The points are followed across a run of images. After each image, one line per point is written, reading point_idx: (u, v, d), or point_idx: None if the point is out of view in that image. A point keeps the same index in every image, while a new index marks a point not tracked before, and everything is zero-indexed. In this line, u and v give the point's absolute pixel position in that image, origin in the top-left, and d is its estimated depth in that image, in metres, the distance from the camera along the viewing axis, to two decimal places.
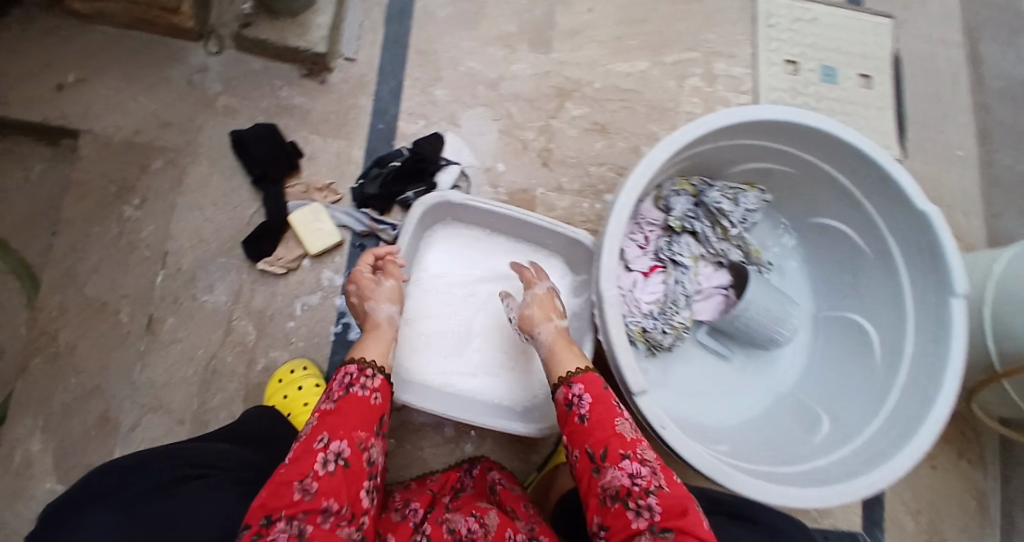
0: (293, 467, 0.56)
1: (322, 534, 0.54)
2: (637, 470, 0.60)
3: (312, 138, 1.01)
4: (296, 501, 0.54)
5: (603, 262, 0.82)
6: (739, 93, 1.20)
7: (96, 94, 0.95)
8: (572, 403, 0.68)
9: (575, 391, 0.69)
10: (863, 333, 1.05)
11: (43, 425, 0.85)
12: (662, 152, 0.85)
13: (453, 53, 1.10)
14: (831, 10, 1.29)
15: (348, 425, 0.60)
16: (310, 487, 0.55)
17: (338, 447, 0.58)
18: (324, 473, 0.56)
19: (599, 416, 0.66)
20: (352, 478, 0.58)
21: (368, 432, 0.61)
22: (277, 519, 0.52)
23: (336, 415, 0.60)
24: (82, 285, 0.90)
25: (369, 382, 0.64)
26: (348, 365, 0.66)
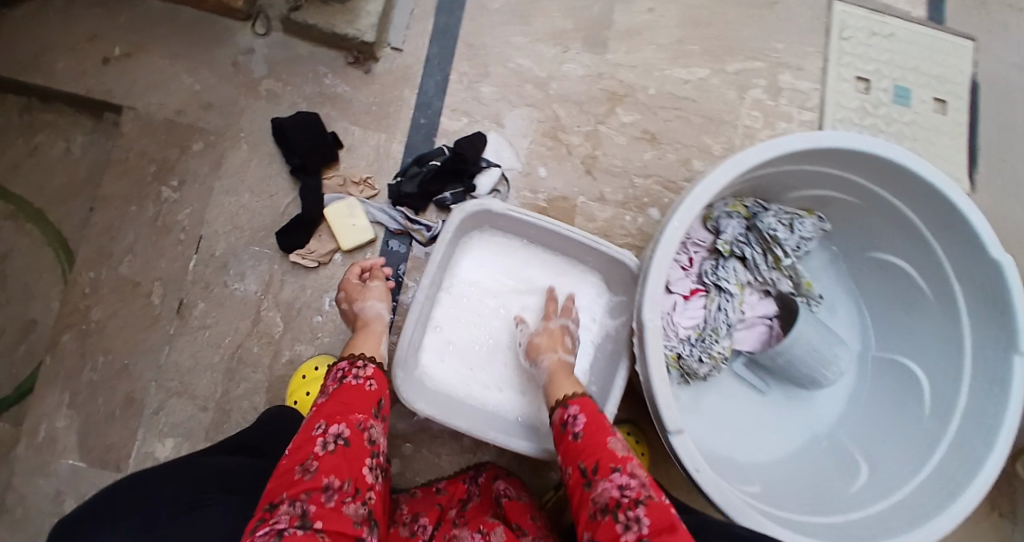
0: (296, 455, 0.59)
1: (328, 512, 0.54)
2: (626, 482, 0.58)
3: (352, 129, 0.98)
4: (297, 481, 0.55)
5: (648, 290, 0.77)
6: (802, 109, 1.13)
7: (142, 71, 0.94)
8: (566, 423, 0.68)
9: (570, 412, 0.70)
10: (912, 379, 0.99)
11: (69, 402, 0.87)
12: (724, 175, 0.80)
13: (503, 48, 1.05)
14: (913, 24, 1.19)
15: (345, 410, 0.63)
16: (310, 467, 0.56)
17: (337, 429, 0.61)
18: (324, 454, 0.58)
19: (591, 430, 0.65)
20: (352, 457, 0.60)
21: (365, 415, 0.64)
22: (281, 502, 0.54)
23: (333, 404, 0.63)
24: (117, 264, 0.90)
25: (361, 371, 0.68)
26: (339, 362, 0.71)
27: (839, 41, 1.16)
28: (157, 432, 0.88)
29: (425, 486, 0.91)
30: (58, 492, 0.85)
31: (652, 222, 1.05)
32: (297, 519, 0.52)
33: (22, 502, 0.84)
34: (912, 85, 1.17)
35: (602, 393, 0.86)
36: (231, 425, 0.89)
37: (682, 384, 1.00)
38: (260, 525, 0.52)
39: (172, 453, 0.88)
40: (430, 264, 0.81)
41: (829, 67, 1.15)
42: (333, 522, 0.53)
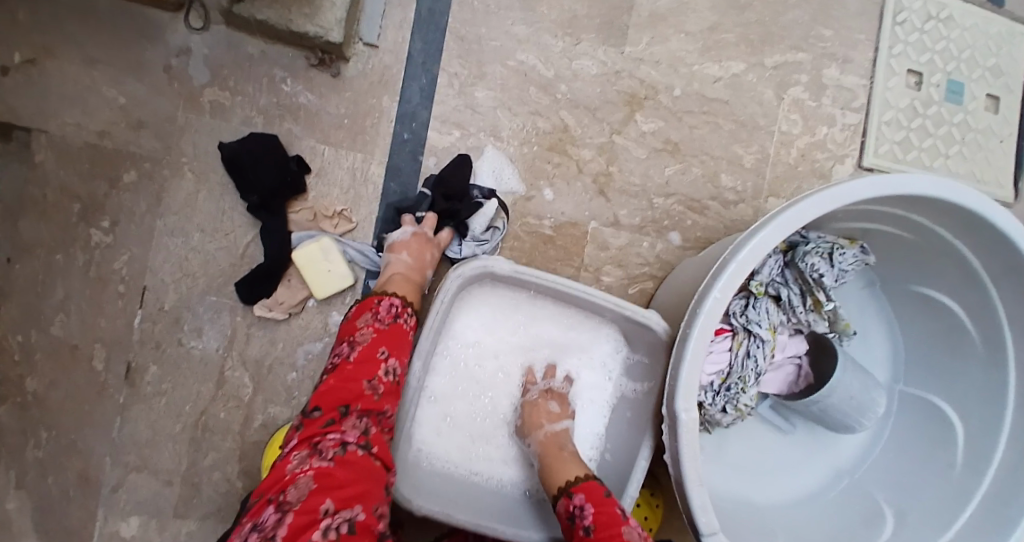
0: (357, 371, 0.58)
1: (382, 440, 0.54)
2: None
3: (321, 149, 0.82)
4: (365, 394, 0.56)
5: (682, 373, 0.65)
6: (846, 110, 0.98)
7: (49, 81, 0.75)
8: (573, 516, 0.60)
9: (576, 502, 0.61)
10: (946, 423, 0.90)
11: (16, 483, 0.76)
12: (772, 237, 0.66)
13: (502, 41, 0.87)
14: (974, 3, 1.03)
15: (401, 349, 0.63)
16: (376, 388, 0.58)
17: (395, 364, 0.61)
18: (385, 380, 0.59)
19: (602, 521, 0.58)
20: (399, 394, 0.61)
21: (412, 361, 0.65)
22: (350, 413, 0.54)
23: (390, 334, 0.63)
24: (48, 324, 0.76)
25: (411, 318, 0.69)
26: (394, 297, 0.69)
27: (893, 25, 0.99)
28: (119, 510, 0.78)
29: None
30: None
31: (671, 248, 0.93)
32: (363, 439, 0.52)
33: None
34: (966, 78, 1.02)
35: (620, 466, 0.76)
36: (202, 500, 0.80)
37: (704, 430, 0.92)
38: (330, 427, 0.52)
39: (138, 532, 0.78)
40: (424, 337, 0.69)
41: (880, 57, 0.99)
42: (384, 452, 0.54)
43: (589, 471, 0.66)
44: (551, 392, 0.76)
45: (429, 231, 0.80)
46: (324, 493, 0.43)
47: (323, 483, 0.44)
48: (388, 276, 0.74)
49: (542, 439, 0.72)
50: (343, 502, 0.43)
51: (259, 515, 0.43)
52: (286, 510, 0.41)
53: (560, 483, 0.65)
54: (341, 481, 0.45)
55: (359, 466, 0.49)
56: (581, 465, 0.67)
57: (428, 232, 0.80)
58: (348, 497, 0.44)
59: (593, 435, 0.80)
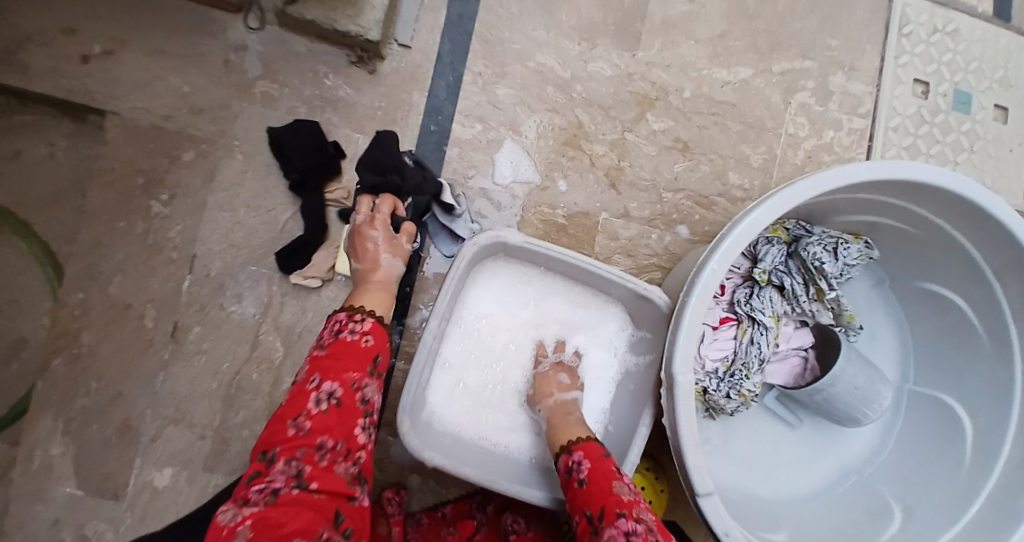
0: (289, 408, 0.55)
1: (323, 472, 0.51)
2: (633, 528, 0.55)
3: (356, 137, 0.90)
4: (289, 434, 0.52)
5: (680, 340, 0.69)
6: (853, 115, 1.02)
7: (125, 70, 0.86)
8: (571, 470, 0.65)
9: (575, 458, 0.66)
10: (954, 419, 0.90)
11: (64, 428, 0.83)
12: (768, 215, 0.70)
13: (523, 44, 0.95)
14: (981, 17, 1.06)
15: (338, 368, 0.58)
16: (303, 425, 0.53)
17: (330, 387, 0.56)
18: (317, 410, 0.54)
19: (595, 475, 0.62)
20: (348, 413, 0.56)
21: (361, 372, 0.59)
22: (275, 459, 0.51)
23: (327, 356, 0.59)
24: (107, 284, 0.85)
25: (357, 327, 0.63)
26: (338, 313, 0.66)
27: (899, 37, 1.04)
28: (154, 460, 0.85)
29: (430, 510, 0.88)
30: (56, 519, 0.82)
31: (680, 240, 0.97)
32: (292, 479, 0.49)
33: (20, 529, 0.82)
34: (973, 89, 1.05)
35: (621, 436, 0.80)
36: (231, 454, 0.86)
37: (708, 417, 0.93)
38: (255, 479, 0.50)
39: (170, 482, 0.85)
40: (440, 301, 0.74)
41: (886, 67, 1.03)
42: (327, 483, 0.51)
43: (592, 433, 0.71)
44: (560, 364, 0.80)
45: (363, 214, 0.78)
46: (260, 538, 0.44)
47: (257, 529, 0.44)
48: (358, 287, 0.72)
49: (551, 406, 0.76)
50: None
51: None
52: None
53: (563, 443, 0.70)
54: (276, 525, 0.45)
55: (288, 506, 0.47)
56: (585, 429, 0.72)
57: (365, 216, 0.78)
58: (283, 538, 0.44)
59: (600, 410, 0.83)
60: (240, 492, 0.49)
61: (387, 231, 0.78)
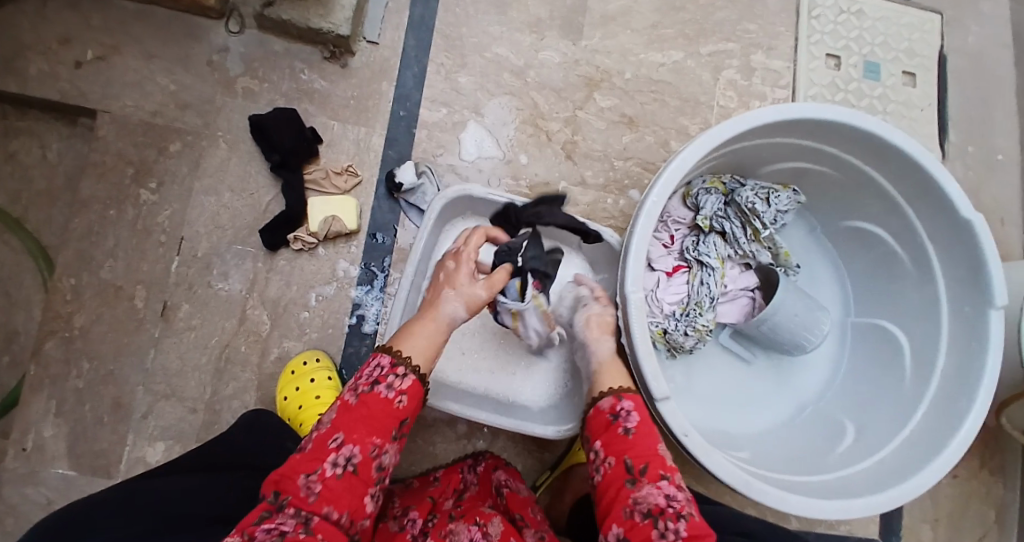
0: (307, 458, 0.56)
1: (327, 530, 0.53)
2: (675, 493, 0.58)
3: (331, 124, 0.98)
4: (301, 492, 0.54)
5: (631, 261, 0.77)
6: (775, 88, 1.15)
7: (115, 73, 0.94)
8: (619, 415, 0.65)
9: (624, 406, 0.67)
10: (894, 342, 1.00)
11: (56, 409, 0.85)
12: (694, 154, 0.80)
13: (480, 38, 1.06)
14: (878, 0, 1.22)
15: (365, 429, 0.58)
16: (317, 480, 0.55)
17: (351, 450, 0.57)
18: (332, 473, 0.55)
19: (643, 432, 0.64)
20: (363, 482, 0.57)
21: (383, 439, 0.59)
22: (284, 505, 0.53)
23: (358, 416, 0.59)
24: (98, 268, 0.89)
25: (396, 383, 0.61)
26: (382, 356, 0.64)
27: (809, 20, 1.18)
28: (147, 435, 0.87)
29: (423, 474, 0.91)
30: (48, 501, 0.83)
31: (633, 203, 1.07)
32: (300, 527, 0.51)
33: (11, 513, 0.82)
34: (881, 59, 1.19)
35: None
36: (222, 425, 0.89)
37: (669, 358, 0.99)
38: (262, 520, 0.52)
39: (163, 456, 0.87)
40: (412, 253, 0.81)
41: (800, 45, 1.17)
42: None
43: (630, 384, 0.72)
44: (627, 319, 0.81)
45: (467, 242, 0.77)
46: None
47: None
48: (411, 321, 0.68)
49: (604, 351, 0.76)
50: None
51: None
52: None
53: (608, 387, 0.70)
54: None
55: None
56: (625, 378, 0.72)
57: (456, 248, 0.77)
58: None
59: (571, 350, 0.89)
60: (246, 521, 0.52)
61: (469, 262, 0.75)
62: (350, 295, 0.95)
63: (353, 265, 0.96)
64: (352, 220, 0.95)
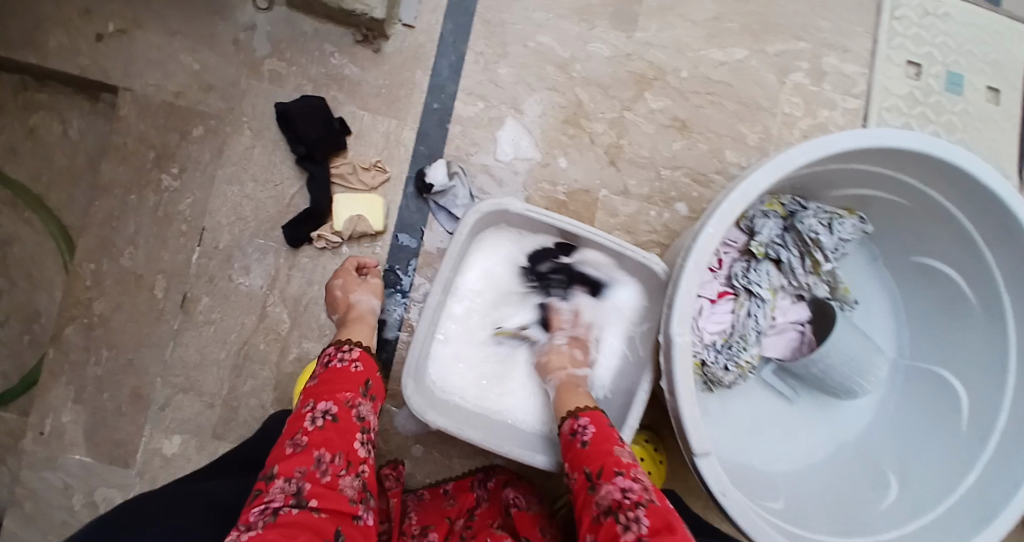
0: (288, 432, 0.60)
1: (324, 490, 0.55)
2: (629, 486, 0.58)
3: (360, 115, 0.92)
4: (287, 454, 0.57)
5: (678, 302, 0.71)
6: (847, 96, 1.04)
7: (137, 49, 0.89)
8: (575, 433, 0.68)
9: (581, 422, 0.69)
10: (950, 392, 0.94)
11: (75, 397, 0.85)
12: (764, 179, 0.72)
13: (523, 25, 0.97)
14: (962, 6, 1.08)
15: (333, 390, 0.63)
16: (300, 441, 0.58)
17: (325, 407, 0.61)
18: (313, 429, 0.59)
19: (599, 440, 0.65)
20: (345, 434, 0.60)
21: (353, 393, 0.64)
22: (274, 476, 0.55)
23: (321, 384, 0.64)
24: (118, 255, 0.87)
25: (346, 354, 0.69)
26: (329, 347, 0.72)
27: (891, 21, 1.06)
28: (164, 428, 0.86)
29: (432, 486, 0.91)
30: (66, 486, 0.84)
31: (679, 217, 0.99)
32: (292, 498, 0.53)
33: (30, 497, 0.83)
34: (965, 70, 1.06)
35: (622, 401, 0.81)
36: (239, 423, 0.88)
37: (706, 391, 0.95)
38: (255, 500, 0.54)
39: (180, 449, 0.86)
40: (444, 267, 0.76)
41: (878, 49, 1.05)
42: (328, 502, 0.55)
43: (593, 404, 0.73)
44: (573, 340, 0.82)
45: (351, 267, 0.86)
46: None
47: None
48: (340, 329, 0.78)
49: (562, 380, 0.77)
50: None
51: None
52: None
53: (569, 408, 0.72)
54: None
55: (286, 531, 0.51)
56: (590, 398, 0.74)
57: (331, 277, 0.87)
58: None
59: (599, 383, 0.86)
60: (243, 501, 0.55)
61: (353, 275, 0.85)
62: None
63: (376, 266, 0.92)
64: (379, 221, 0.91)
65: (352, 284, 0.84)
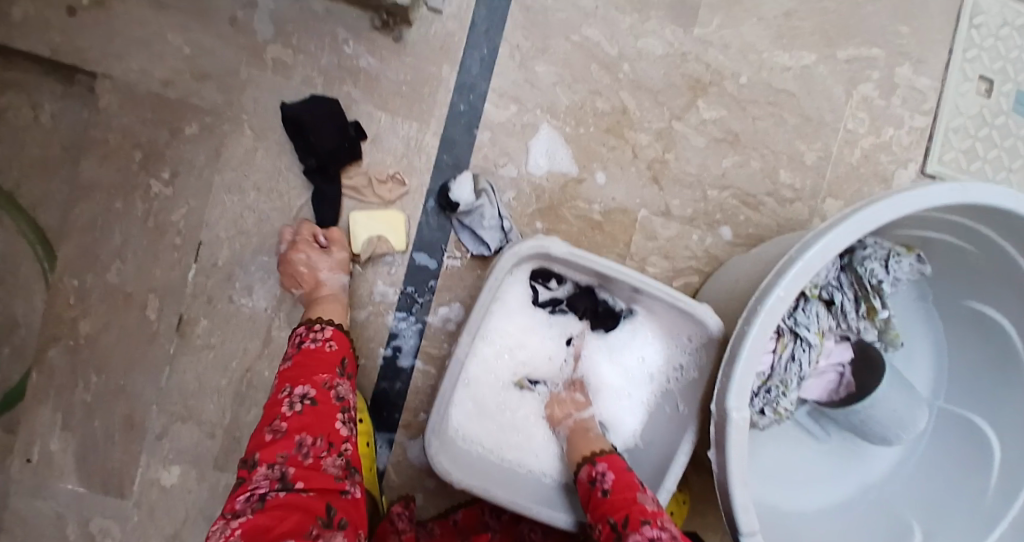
0: (267, 420, 0.59)
1: (308, 471, 0.54)
2: (657, 536, 0.58)
3: (378, 116, 0.81)
4: (267, 440, 0.56)
5: (737, 372, 0.64)
6: (915, 113, 0.94)
7: (117, 26, 0.76)
8: (595, 479, 0.66)
9: (599, 468, 0.68)
10: (982, 442, 0.88)
11: (63, 423, 0.78)
12: (845, 238, 0.63)
13: (567, 14, 0.84)
14: None
15: (307, 372, 0.64)
16: (279, 427, 0.57)
17: (302, 390, 0.61)
18: (291, 413, 0.59)
19: (621, 486, 0.64)
20: (322, 412, 0.60)
21: (330, 374, 0.64)
22: (257, 463, 0.54)
23: (292, 367, 0.65)
24: (104, 270, 0.78)
25: (319, 334, 0.69)
26: (299, 326, 0.71)
27: (970, 29, 0.94)
28: (162, 457, 0.80)
29: (441, 516, 0.85)
30: (59, 515, 0.79)
31: (722, 243, 0.91)
32: (277, 483, 0.52)
33: (19, 525, 0.78)
34: None
35: (654, 456, 0.77)
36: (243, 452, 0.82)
37: None
38: (240, 490, 0.52)
39: (180, 480, 0.80)
40: (474, 315, 0.68)
41: (954, 61, 0.93)
42: (314, 481, 0.53)
43: (612, 447, 0.72)
44: (574, 386, 0.80)
45: (304, 236, 0.78)
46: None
47: (246, 537, 0.46)
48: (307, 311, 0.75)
49: (570, 429, 0.76)
50: None
51: None
52: None
53: (585, 452, 0.71)
54: (264, 527, 0.47)
55: (275, 511, 0.49)
56: (608, 442, 0.73)
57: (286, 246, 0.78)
58: (273, 538, 0.46)
59: (630, 432, 0.81)
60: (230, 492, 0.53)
61: (313, 247, 0.77)
62: (386, 322, 0.83)
63: (391, 287, 0.83)
64: (400, 239, 0.82)
65: (314, 259, 0.77)
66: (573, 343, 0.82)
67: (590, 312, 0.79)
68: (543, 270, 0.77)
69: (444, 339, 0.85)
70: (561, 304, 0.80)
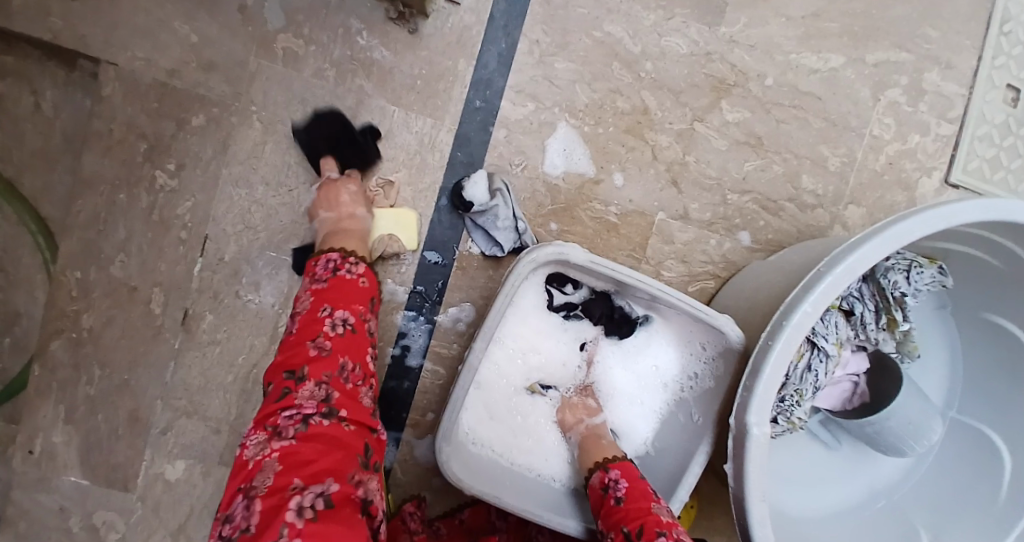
0: (304, 335, 0.58)
1: (348, 399, 0.55)
2: None
3: (390, 110, 0.78)
4: (312, 356, 0.56)
5: (759, 388, 0.62)
6: (942, 120, 0.91)
7: (123, 12, 0.73)
8: (608, 487, 0.65)
9: (612, 475, 0.66)
10: (994, 456, 0.86)
11: (67, 416, 0.77)
12: (872, 255, 0.61)
13: (588, 9, 0.81)
14: None
15: (347, 300, 0.62)
16: (323, 345, 0.57)
17: (343, 316, 0.60)
18: (333, 335, 0.58)
19: (635, 495, 0.63)
20: (358, 343, 0.60)
21: (365, 307, 0.63)
22: (303, 379, 0.54)
23: (331, 291, 0.62)
24: (108, 263, 0.76)
25: (354, 267, 0.65)
26: (330, 252, 0.66)
27: (999, 35, 0.91)
28: (166, 452, 0.79)
29: (447, 516, 0.84)
30: (61, 508, 0.78)
31: (740, 248, 0.88)
32: (323, 406, 0.52)
33: (23, 516, 0.77)
34: None
35: (666, 465, 0.76)
36: None
37: None
38: (283, 402, 0.52)
39: (183, 475, 0.79)
40: (489, 320, 0.67)
41: (982, 67, 0.90)
42: (353, 413, 0.54)
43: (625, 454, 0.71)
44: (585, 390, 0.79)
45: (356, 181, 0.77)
46: (292, 472, 0.46)
47: (289, 462, 0.47)
48: (336, 242, 0.70)
49: (582, 435, 0.75)
50: (315, 475, 0.46)
51: (231, 506, 0.46)
52: (254, 496, 0.45)
53: (598, 459, 0.70)
54: (308, 458, 0.47)
55: (321, 441, 0.49)
56: (620, 450, 0.72)
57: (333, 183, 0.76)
58: (318, 472, 0.46)
59: (641, 438, 0.80)
60: (268, 399, 0.53)
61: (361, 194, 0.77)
62: (395, 321, 0.82)
63: (402, 286, 0.82)
64: (412, 238, 0.80)
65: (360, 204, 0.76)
66: (586, 348, 0.80)
67: (606, 317, 0.77)
68: (558, 273, 0.75)
69: (454, 340, 0.83)
70: (576, 309, 0.77)
